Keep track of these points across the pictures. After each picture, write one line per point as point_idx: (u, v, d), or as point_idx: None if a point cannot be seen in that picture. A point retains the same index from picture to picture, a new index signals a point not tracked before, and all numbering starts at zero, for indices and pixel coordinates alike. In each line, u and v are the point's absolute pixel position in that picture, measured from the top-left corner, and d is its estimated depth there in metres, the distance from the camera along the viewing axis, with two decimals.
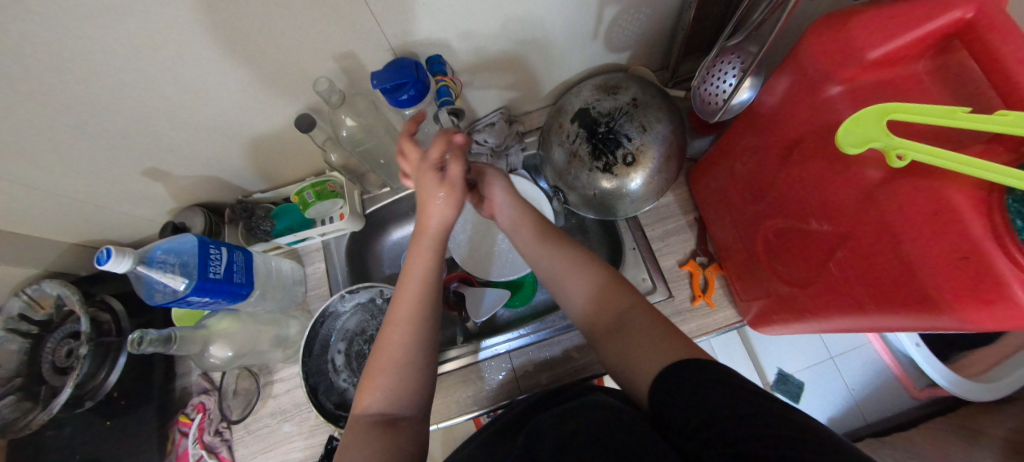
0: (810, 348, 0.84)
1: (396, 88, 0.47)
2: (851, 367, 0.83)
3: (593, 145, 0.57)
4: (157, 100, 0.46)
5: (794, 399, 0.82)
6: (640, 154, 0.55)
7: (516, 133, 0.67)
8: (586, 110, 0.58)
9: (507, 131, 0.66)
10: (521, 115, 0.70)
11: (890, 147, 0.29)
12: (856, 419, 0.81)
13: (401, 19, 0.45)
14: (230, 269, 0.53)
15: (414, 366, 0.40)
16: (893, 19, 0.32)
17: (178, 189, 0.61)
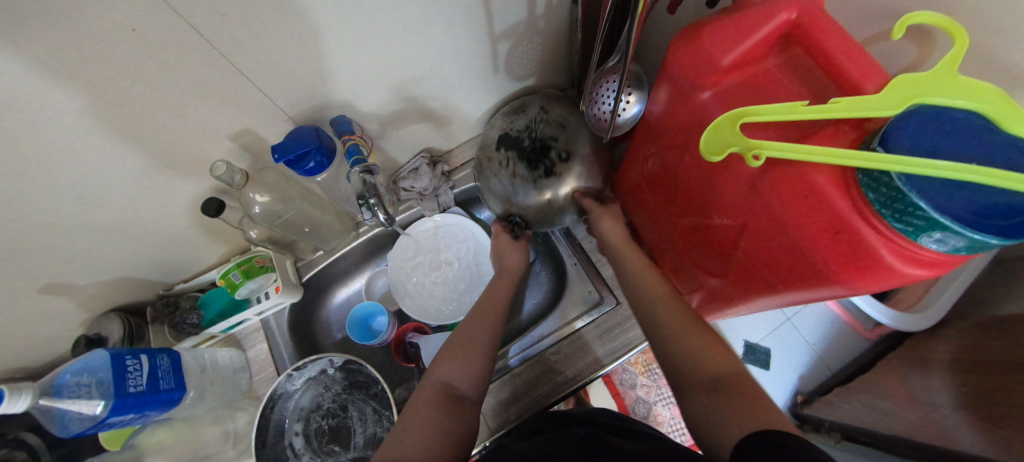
0: (768, 315, 0.89)
1: (300, 157, 0.46)
2: (808, 324, 0.87)
3: (527, 164, 0.58)
4: (28, 220, 0.42)
5: (765, 366, 0.87)
6: (571, 150, 0.58)
7: (443, 174, 0.69)
8: (506, 134, 0.60)
9: (432, 174, 0.67)
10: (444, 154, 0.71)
11: (745, 149, 0.32)
12: (822, 371, 0.85)
13: (291, 88, 0.45)
14: (155, 376, 0.48)
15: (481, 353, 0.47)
16: (735, 26, 0.34)
17: (83, 302, 0.56)
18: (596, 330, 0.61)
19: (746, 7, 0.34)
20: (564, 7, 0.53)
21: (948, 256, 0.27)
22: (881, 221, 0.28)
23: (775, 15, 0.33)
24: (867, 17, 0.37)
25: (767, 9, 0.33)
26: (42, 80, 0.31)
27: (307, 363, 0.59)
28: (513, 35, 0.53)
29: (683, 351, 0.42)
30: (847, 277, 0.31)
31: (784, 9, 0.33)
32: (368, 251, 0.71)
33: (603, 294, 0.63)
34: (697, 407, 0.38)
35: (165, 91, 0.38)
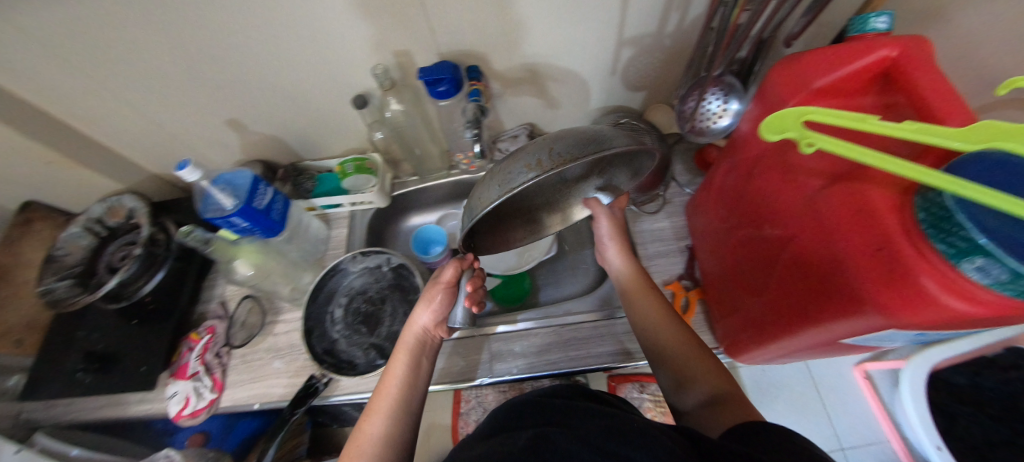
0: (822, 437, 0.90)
1: (435, 81, 0.57)
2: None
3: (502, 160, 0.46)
4: (249, 61, 0.58)
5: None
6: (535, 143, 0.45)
7: None
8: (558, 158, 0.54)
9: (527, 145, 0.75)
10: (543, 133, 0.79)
11: (801, 137, 0.33)
12: None
13: (450, 27, 0.56)
14: (271, 206, 0.62)
15: (389, 448, 0.46)
16: (833, 57, 0.38)
17: (248, 143, 0.73)
18: (620, 327, 0.63)
19: (850, 41, 0.38)
20: (693, 32, 0.59)
21: (993, 294, 0.27)
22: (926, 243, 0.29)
23: (876, 50, 0.36)
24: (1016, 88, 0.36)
25: (869, 45, 0.36)
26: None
27: (370, 254, 0.71)
28: (639, 44, 0.61)
29: (689, 375, 0.47)
30: (885, 301, 0.31)
31: (884, 47, 0.36)
32: (450, 193, 0.82)
33: None
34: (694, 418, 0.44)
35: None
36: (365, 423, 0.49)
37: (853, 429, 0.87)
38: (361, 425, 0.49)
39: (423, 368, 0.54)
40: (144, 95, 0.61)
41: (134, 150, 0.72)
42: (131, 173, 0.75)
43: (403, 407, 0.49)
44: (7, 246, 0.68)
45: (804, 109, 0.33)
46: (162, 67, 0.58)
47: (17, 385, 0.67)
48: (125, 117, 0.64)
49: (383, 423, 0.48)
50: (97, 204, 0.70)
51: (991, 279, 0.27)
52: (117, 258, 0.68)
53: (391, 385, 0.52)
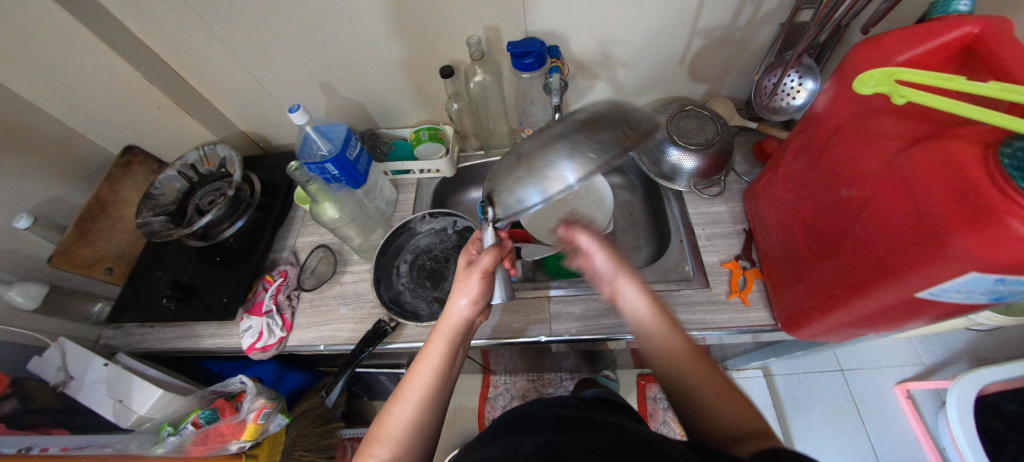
0: (858, 452, 1.03)
1: (523, 54, 0.62)
2: None
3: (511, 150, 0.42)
4: (352, 28, 0.64)
5: None
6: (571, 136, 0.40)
7: None
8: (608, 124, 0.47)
9: None
10: None
11: (896, 93, 0.36)
12: None
13: (540, 8, 0.62)
14: (358, 159, 0.67)
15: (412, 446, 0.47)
16: (916, 34, 0.42)
17: (333, 107, 0.80)
18: (677, 298, 0.65)
19: (933, 21, 0.42)
20: (763, 26, 0.64)
21: None
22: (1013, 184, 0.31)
23: (960, 27, 0.40)
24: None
25: (952, 23, 0.40)
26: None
27: (439, 216, 0.75)
28: (710, 34, 0.66)
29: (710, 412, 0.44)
30: (973, 242, 0.33)
31: (966, 24, 0.39)
32: None
33: (695, 276, 0.67)
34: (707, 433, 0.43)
35: None
36: (392, 408, 0.49)
37: (894, 448, 1.02)
38: (388, 408, 0.49)
39: (443, 370, 0.51)
40: (255, 54, 0.68)
41: (229, 106, 0.80)
42: (224, 127, 0.83)
43: (422, 411, 0.49)
44: (111, 181, 0.74)
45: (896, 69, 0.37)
46: (278, 28, 0.64)
47: (101, 312, 0.69)
48: (234, 72, 0.72)
49: (403, 426, 0.47)
50: (192, 152, 0.78)
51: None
52: (205, 202, 0.75)
53: (415, 382, 0.50)
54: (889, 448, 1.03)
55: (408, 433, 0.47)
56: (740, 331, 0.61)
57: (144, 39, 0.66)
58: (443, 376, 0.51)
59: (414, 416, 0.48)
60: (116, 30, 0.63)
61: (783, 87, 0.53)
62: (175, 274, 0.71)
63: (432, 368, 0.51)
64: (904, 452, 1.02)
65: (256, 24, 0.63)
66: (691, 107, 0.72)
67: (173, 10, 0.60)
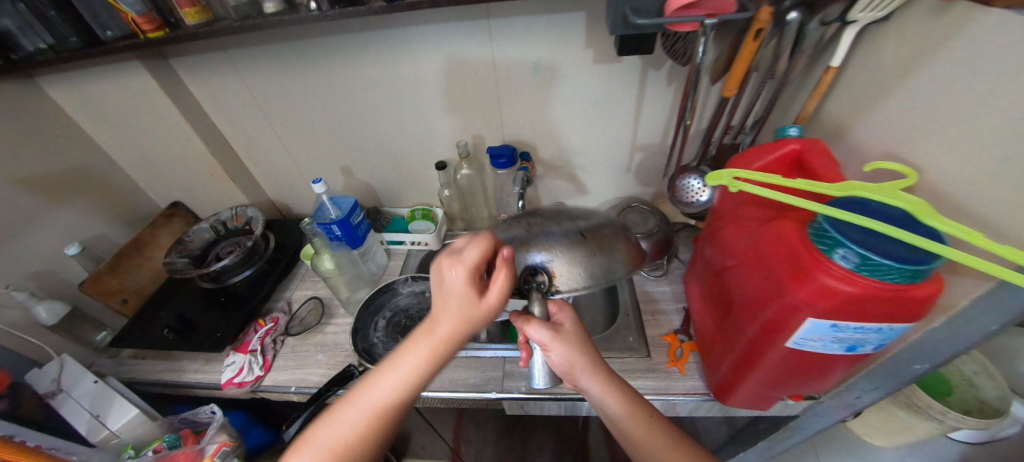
0: None
1: (498, 155, 0.82)
2: None
3: (541, 216, 0.48)
4: (375, 130, 0.86)
5: None
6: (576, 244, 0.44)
7: None
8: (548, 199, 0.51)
9: None
10: None
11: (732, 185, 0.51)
12: None
13: (514, 124, 0.84)
14: (359, 224, 0.83)
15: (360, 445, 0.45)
16: (762, 150, 0.59)
17: (349, 186, 0.99)
18: (621, 364, 0.72)
19: (773, 143, 0.59)
20: None
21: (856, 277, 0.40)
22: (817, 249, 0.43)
23: (786, 147, 0.57)
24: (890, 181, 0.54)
25: (781, 144, 0.58)
26: (440, 78, 0.76)
27: (419, 279, 0.87)
28: (646, 151, 0.87)
29: None
30: (803, 295, 0.44)
31: (791, 144, 0.57)
32: None
33: (639, 347, 0.75)
34: None
35: (467, 100, 0.80)
36: (344, 406, 0.46)
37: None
38: (341, 405, 0.46)
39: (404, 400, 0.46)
40: (298, 143, 0.90)
41: (268, 180, 1.00)
42: (258, 197, 1.01)
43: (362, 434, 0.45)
44: (151, 228, 0.90)
45: (732, 170, 0.53)
46: (320, 126, 0.86)
47: (103, 339, 0.77)
48: (278, 156, 0.93)
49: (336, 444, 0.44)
50: (227, 211, 0.95)
51: (855, 266, 0.40)
52: (225, 252, 0.88)
53: (373, 387, 0.46)
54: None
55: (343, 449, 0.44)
56: (677, 398, 0.66)
57: (222, 126, 0.89)
58: (402, 405, 0.46)
59: (358, 436, 0.45)
60: (203, 117, 0.85)
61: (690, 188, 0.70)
62: (177, 310, 0.81)
63: (393, 386, 0.45)
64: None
65: (306, 122, 0.85)
66: (636, 204, 0.88)
67: (250, 107, 0.83)
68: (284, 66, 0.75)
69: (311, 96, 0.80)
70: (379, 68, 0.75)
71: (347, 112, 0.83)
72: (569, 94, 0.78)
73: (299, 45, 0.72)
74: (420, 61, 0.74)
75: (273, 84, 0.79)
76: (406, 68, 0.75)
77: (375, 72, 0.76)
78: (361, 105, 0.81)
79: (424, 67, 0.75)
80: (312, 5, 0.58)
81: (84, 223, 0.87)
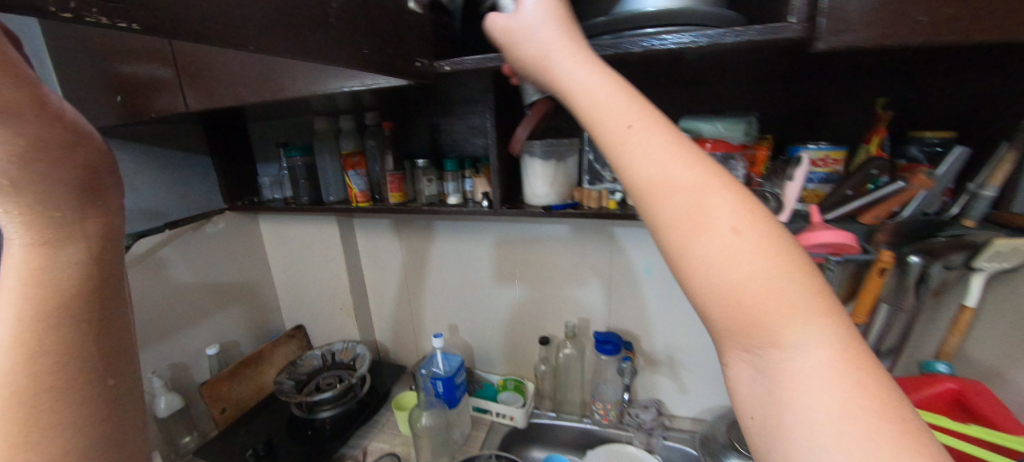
0: None
1: (604, 341, 0.85)
2: None
3: None
4: (492, 295, 0.97)
5: None
6: None
7: (663, 423, 0.90)
8: None
9: (657, 417, 0.90)
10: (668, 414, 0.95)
11: None
12: None
13: (622, 314, 0.88)
14: (459, 384, 0.85)
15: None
16: (910, 381, 0.56)
17: (451, 343, 1.06)
18: None
19: (923, 375, 0.56)
20: None
21: None
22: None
23: (942, 380, 0.54)
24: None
25: (933, 376, 0.55)
26: (558, 260, 0.89)
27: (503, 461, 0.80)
28: None
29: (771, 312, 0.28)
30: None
31: (945, 380, 0.54)
32: (577, 437, 0.92)
33: None
34: (781, 305, 0.28)
35: (583, 287, 0.89)
36: None
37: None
38: None
39: (627, 132, 0.32)
40: (422, 296, 1.04)
41: (383, 324, 1.11)
42: (368, 338, 1.11)
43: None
44: (274, 346, 1.02)
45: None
46: (445, 286, 1.00)
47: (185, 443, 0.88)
48: (402, 305, 1.07)
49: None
50: (340, 343, 1.04)
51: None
52: (325, 383, 0.94)
53: None
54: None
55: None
56: None
57: (367, 273, 1.07)
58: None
59: None
60: (356, 264, 1.05)
61: None
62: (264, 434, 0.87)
63: None
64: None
65: (435, 281, 1.01)
66: None
67: (396, 262, 1.02)
68: (440, 237, 0.96)
69: (448, 260, 0.97)
70: (511, 247, 0.91)
71: (470, 278, 0.98)
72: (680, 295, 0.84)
73: (459, 223, 0.93)
74: (547, 247, 0.89)
75: (424, 249, 0.98)
76: (533, 250, 0.90)
77: (507, 249, 0.92)
78: (489, 277, 0.95)
79: (549, 251, 0.89)
80: (484, 204, 0.78)
81: (228, 330, 1.01)
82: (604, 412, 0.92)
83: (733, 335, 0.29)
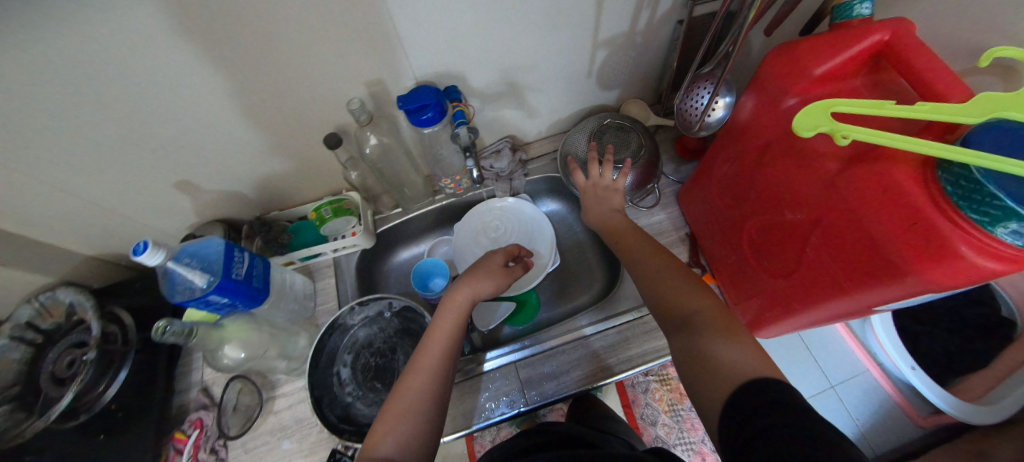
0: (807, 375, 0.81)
1: (418, 109, 0.54)
2: (851, 395, 0.79)
3: None
4: (181, 105, 0.49)
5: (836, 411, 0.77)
6: None
7: (520, 160, 0.75)
8: None
9: (512, 158, 0.74)
10: (523, 145, 0.79)
11: (834, 130, 0.34)
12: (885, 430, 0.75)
13: (426, 52, 0.54)
14: (251, 273, 0.55)
15: (422, 422, 0.48)
16: (827, 44, 0.40)
17: (203, 204, 0.66)
18: (642, 326, 0.63)
19: (839, 30, 0.40)
20: (662, 26, 0.62)
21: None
22: (942, 194, 0.32)
23: (869, 34, 0.38)
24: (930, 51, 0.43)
25: (861, 30, 0.39)
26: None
27: (368, 302, 0.65)
28: (612, 44, 0.63)
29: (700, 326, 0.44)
30: (894, 240, 0.34)
31: (875, 33, 0.38)
32: (437, 219, 0.78)
33: None
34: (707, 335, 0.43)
35: (344, 31, 0.48)
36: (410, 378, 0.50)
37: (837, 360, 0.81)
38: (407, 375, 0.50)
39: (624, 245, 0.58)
40: (63, 168, 0.51)
41: (58, 237, 0.61)
42: (58, 263, 0.63)
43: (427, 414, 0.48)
44: None
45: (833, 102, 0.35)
46: (95, 137, 0.49)
47: None
48: (49, 201, 0.54)
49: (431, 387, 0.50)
50: (22, 307, 0.58)
51: (983, 216, 0.29)
52: (62, 367, 0.58)
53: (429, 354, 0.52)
54: (835, 365, 0.81)
55: (424, 415, 0.48)
56: None
57: None
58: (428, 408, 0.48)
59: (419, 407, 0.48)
60: None
61: (700, 108, 0.51)
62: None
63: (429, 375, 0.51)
64: (844, 363, 0.81)
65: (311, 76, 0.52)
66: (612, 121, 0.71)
67: None
68: None
69: (33, 90, 0.42)
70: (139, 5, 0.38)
71: (114, 95, 0.45)
72: None
73: None
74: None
75: None
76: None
77: (129, 10, 0.38)
78: (155, 75, 0.45)
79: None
80: None
81: None
82: (455, 185, 0.73)
83: (685, 340, 0.45)
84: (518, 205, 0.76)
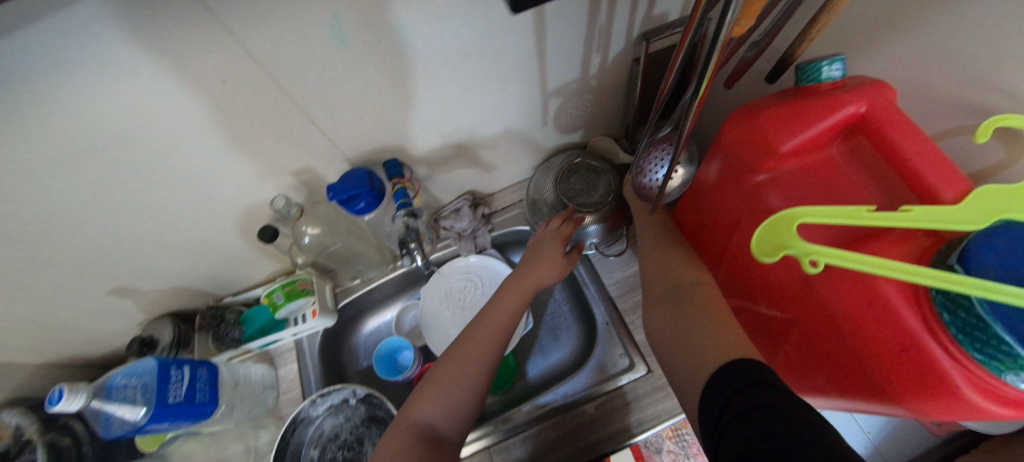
0: None
1: (351, 198, 0.49)
2: None
3: None
4: (91, 225, 0.46)
5: None
6: None
7: (482, 216, 0.70)
8: None
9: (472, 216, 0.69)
10: (485, 197, 0.74)
11: (802, 254, 0.30)
12: None
13: (353, 134, 0.49)
14: (193, 388, 0.52)
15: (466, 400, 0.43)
16: (793, 114, 0.35)
17: (148, 302, 0.62)
18: (623, 398, 0.57)
19: (806, 99, 0.35)
20: (617, 68, 0.56)
21: None
22: (940, 323, 0.26)
23: (844, 106, 0.33)
24: (916, 104, 0.37)
25: (834, 100, 0.33)
26: (207, 94, 0.38)
27: (329, 391, 0.61)
28: (565, 91, 0.57)
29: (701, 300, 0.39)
30: (885, 362, 0.29)
31: (851, 104, 0.33)
32: (402, 283, 0.73)
33: (634, 360, 0.59)
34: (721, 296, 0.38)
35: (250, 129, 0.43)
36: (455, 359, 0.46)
37: None
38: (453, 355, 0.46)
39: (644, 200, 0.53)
40: None
41: None
42: None
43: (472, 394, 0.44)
44: None
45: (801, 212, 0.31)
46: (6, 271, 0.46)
47: None
48: None
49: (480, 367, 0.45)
50: None
51: (990, 359, 0.24)
52: None
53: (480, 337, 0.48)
54: None
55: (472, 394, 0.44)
56: None
57: None
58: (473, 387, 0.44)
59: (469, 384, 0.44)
60: None
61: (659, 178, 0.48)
62: None
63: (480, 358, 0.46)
64: None
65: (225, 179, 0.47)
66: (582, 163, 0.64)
67: None
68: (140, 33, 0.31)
69: None
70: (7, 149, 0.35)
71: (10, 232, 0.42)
72: (414, 53, 0.42)
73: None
74: (84, 98, 0.34)
75: None
76: (65, 130, 0.35)
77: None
78: (49, 205, 0.41)
79: (101, 111, 0.35)
80: None
81: None
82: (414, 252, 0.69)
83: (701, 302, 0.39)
84: (484, 263, 0.71)
